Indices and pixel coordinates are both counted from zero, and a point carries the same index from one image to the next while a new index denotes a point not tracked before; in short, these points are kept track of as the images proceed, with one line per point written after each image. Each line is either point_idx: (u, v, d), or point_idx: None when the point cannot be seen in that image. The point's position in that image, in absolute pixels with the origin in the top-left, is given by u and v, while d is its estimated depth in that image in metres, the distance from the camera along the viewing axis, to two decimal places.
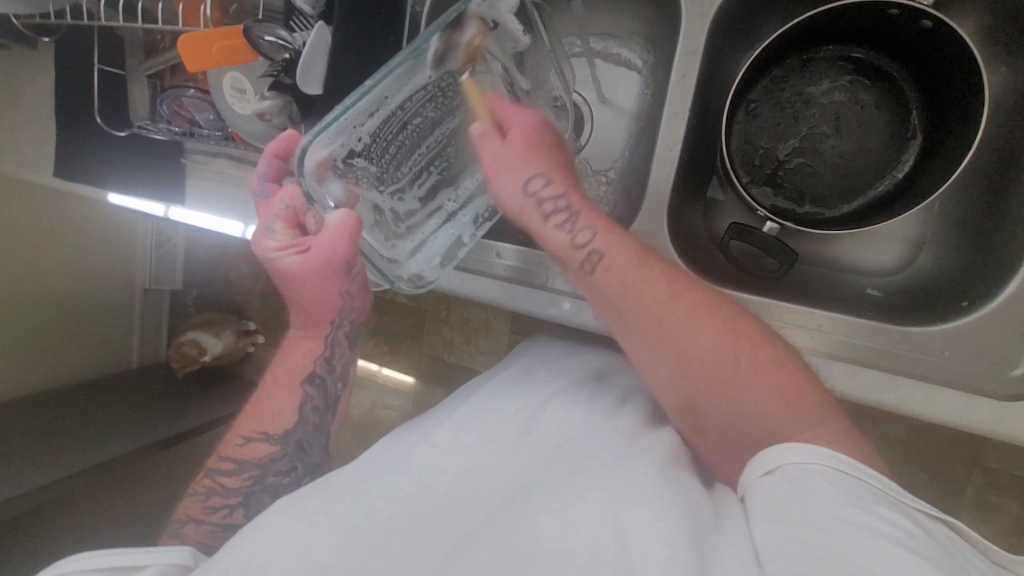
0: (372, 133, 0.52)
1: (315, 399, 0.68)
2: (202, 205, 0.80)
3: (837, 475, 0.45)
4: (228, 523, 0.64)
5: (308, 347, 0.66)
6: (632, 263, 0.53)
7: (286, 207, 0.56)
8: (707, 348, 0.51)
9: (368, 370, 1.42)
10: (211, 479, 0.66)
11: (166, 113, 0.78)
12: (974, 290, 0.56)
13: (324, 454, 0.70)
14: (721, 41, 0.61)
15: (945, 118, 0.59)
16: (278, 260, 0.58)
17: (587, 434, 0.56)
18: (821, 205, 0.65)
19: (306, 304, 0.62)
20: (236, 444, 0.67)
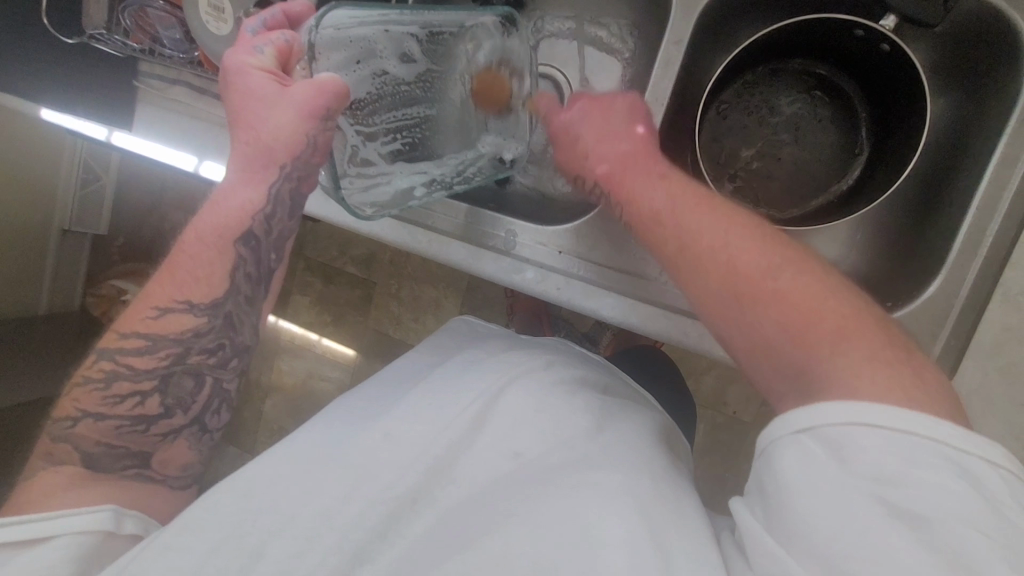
0: (371, 61, 0.53)
1: (249, 265, 0.59)
2: (150, 133, 0.76)
3: (887, 435, 0.35)
4: (139, 416, 0.57)
5: (249, 197, 0.57)
6: (685, 208, 0.49)
7: (285, 41, 0.54)
8: (740, 255, 0.44)
9: (308, 339, 1.37)
10: (111, 362, 0.57)
11: (126, 23, 0.70)
12: (897, 294, 0.60)
13: (254, 337, 0.63)
14: (702, 39, 0.64)
15: (891, 137, 0.65)
16: (247, 76, 0.53)
17: (545, 421, 0.53)
18: (773, 205, 0.70)
19: (260, 140, 0.55)
20: (147, 316, 0.57)
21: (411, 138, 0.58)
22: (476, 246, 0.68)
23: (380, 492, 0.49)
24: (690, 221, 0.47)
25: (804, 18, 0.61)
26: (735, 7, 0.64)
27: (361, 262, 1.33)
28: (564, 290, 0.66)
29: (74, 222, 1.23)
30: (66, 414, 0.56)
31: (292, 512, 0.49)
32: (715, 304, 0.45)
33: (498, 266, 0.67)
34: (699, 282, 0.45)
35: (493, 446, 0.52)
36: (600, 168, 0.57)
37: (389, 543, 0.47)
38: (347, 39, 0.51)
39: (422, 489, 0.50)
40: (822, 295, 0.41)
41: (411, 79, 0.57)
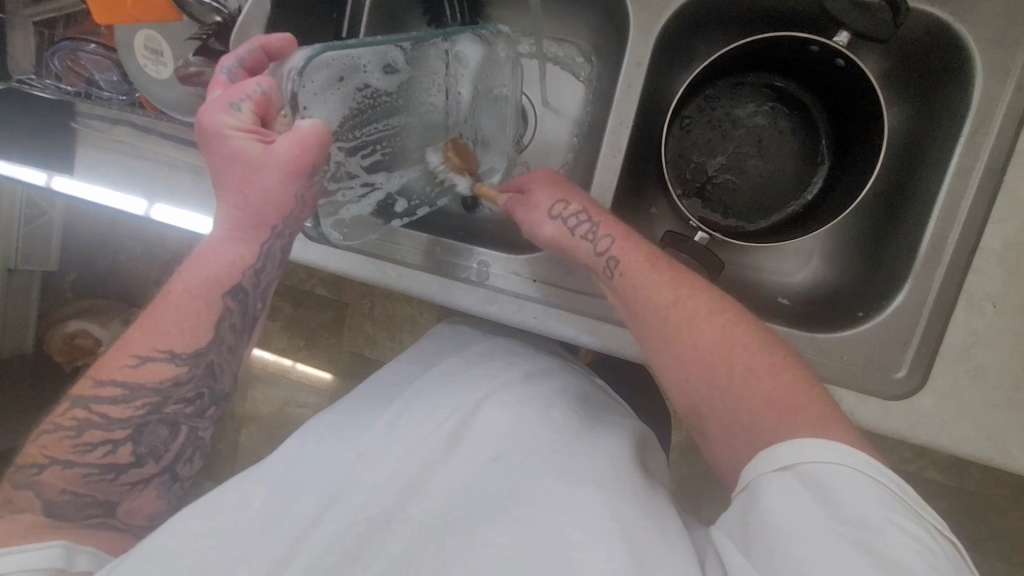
0: (353, 78, 0.50)
1: (236, 316, 0.56)
2: (96, 179, 0.71)
3: (866, 482, 0.40)
4: (108, 464, 0.53)
5: (237, 255, 0.54)
6: (663, 272, 0.54)
7: (261, 91, 0.49)
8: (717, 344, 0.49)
9: (281, 365, 1.33)
10: (86, 410, 0.53)
11: (56, 67, 0.68)
12: (866, 303, 0.61)
13: (234, 384, 0.59)
14: (663, 60, 0.64)
15: (851, 147, 0.66)
16: (232, 140, 0.49)
17: (527, 437, 0.51)
18: (741, 218, 0.71)
19: (250, 204, 0.52)
20: (125, 364, 0.53)
21: (389, 150, 0.56)
22: (447, 278, 0.66)
23: (348, 519, 0.45)
24: (684, 307, 0.51)
25: (759, 36, 0.61)
26: (693, 25, 0.64)
27: (330, 284, 1.29)
28: (541, 318, 0.64)
29: (23, 259, 1.12)
30: (32, 460, 0.53)
31: (257, 540, 0.45)
32: (702, 370, 0.49)
33: (472, 295, 0.65)
34: (695, 359, 0.49)
35: (469, 458, 0.49)
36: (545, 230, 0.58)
37: (361, 566, 0.43)
38: (326, 59, 0.47)
39: (394, 507, 0.46)
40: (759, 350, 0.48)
41: (393, 90, 0.54)
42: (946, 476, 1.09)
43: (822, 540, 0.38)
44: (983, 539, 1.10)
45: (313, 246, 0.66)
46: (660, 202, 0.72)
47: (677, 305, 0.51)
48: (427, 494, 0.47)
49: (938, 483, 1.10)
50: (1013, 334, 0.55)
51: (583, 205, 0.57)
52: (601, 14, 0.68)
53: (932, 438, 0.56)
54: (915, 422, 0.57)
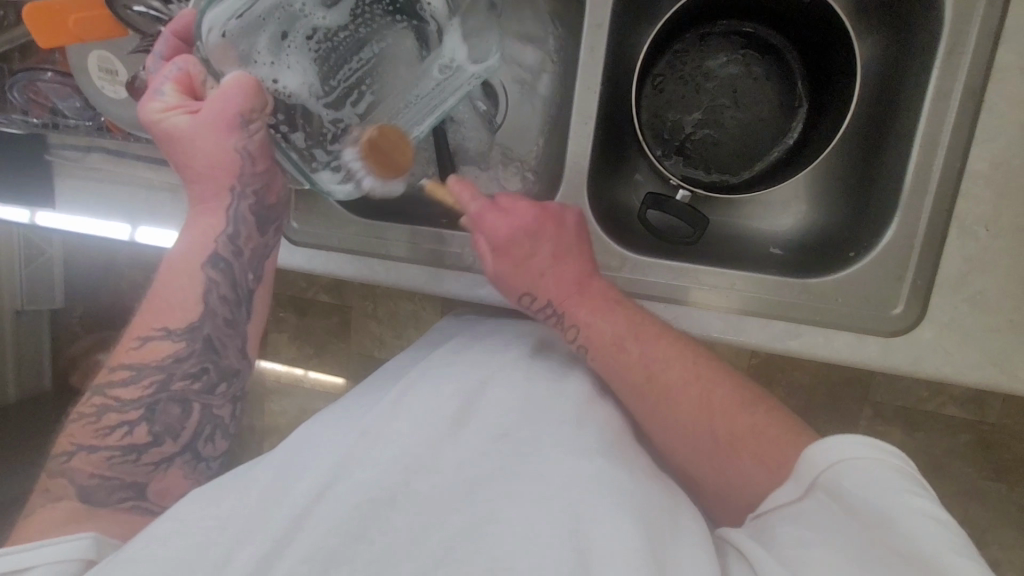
0: (296, 27, 0.50)
1: (221, 287, 0.56)
2: (77, 208, 0.71)
3: (879, 470, 0.42)
4: (130, 445, 0.54)
5: (208, 224, 0.56)
6: (646, 339, 0.55)
7: (178, 67, 0.51)
8: (693, 386, 0.53)
9: (294, 376, 1.34)
10: (102, 397, 0.55)
11: (19, 101, 0.67)
12: (857, 242, 0.60)
13: (243, 359, 0.59)
14: (624, 19, 0.62)
15: (827, 85, 0.64)
16: (162, 121, 0.51)
17: (537, 415, 0.51)
18: (724, 171, 0.69)
19: (202, 170, 0.54)
20: (130, 347, 0.55)
21: (377, 84, 0.55)
22: (434, 267, 0.65)
23: (357, 496, 0.43)
24: (664, 357, 0.54)
25: None
26: None
27: (332, 289, 1.29)
28: None
29: (27, 299, 1.13)
30: (62, 448, 0.54)
31: (260, 527, 0.43)
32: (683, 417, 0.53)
33: (460, 281, 0.65)
34: (679, 401, 0.53)
35: (477, 431, 0.50)
36: (551, 291, 0.58)
37: (367, 542, 0.41)
38: (259, 19, 0.48)
39: (399, 484, 0.44)
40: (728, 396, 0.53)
41: (347, 22, 0.52)
42: (969, 410, 1.08)
43: (848, 554, 0.40)
44: (1012, 469, 1.09)
45: (298, 249, 0.67)
46: (641, 165, 0.71)
47: (636, 339, 0.55)
48: (436, 472, 0.46)
49: (961, 419, 1.08)
50: (1009, 255, 0.54)
51: (549, 297, 0.59)
52: None
53: (935, 370, 0.56)
54: (917, 355, 0.56)
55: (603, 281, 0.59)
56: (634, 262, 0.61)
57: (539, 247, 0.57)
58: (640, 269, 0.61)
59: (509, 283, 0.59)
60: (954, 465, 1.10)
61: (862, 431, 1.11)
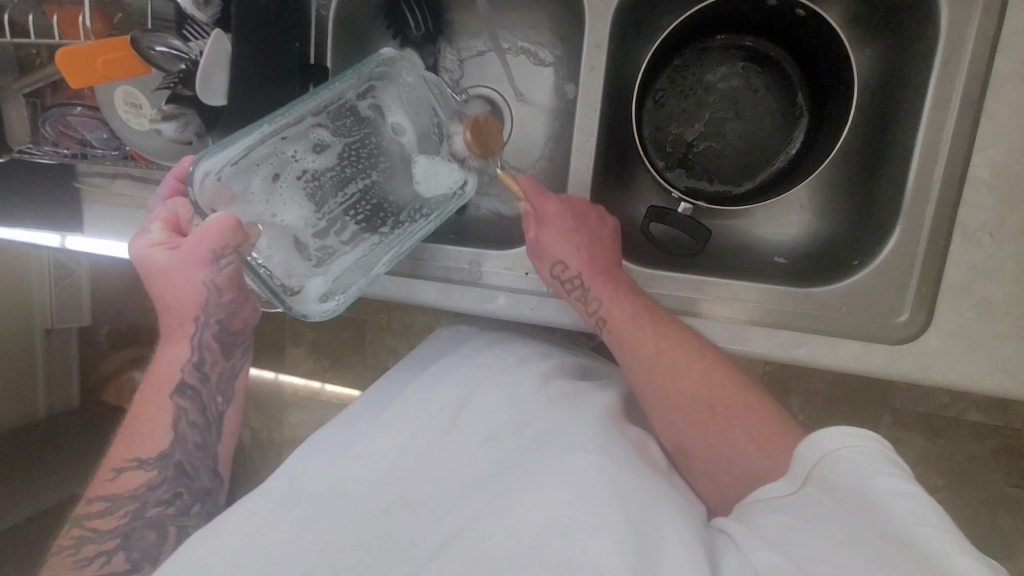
0: (288, 169, 0.55)
1: (192, 414, 0.59)
2: (100, 231, 0.73)
3: (858, 454, 0.43)
4: (108, 573, 0.54)
5: (173, 355, 0.58)
6: (658, 323, 0.57)
7: (170, 211, 0.56)
8: (698, 387, 0.54)
9: (311, 389, 1.37)
10: (81, 526, 0.56)
11: (49, 133, 0.71)
12: (861, 249, 0.61)
13: (215, 478, 0.61)
14: (624, 37, 0.64)
15: (827, 95, 0.65)
16: (144, 255, 0.55)
17: (522, 415, 0.54)
18: (727, 182, 0.70)
19: (171, 300, 0.56)
20: (108, 478, 0.57)
21: (360, 212, 0.60)
22: (441, 282, 0.66)
23: (355, 507, 0.47)
24: (639, 331, 0.57)
25: None
26: None
27: None
28: (538, 309, 0.64)
29: (57, 318, 1.17)
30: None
31: (272, 534, 0.46)
32: (688, 417, 0.54)
33: (466, 295, 0.66)
34: (647, 360, 0.56)
35: (466, 439, 0.53)
36: (569, 266, 0.61)
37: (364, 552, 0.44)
38: (252, 165, 0.53)
39: (398, 497, 0.48)
40: (726, 387, 0.54)
41: (335, 164, 0.58)
42: (992, 416, 1.06)
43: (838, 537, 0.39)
44: None
45: None
46: (644, 177, 0.72)
47: (636, 325, 0.57)
48: (432, 480, 0.49)
49: (985, 425, 1.06)
50: (1014, 260, 0.53)
51: (578, 268, 0.61)
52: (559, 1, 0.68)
53: (943, 377, 0.56)
54: (925, 363, 0.56)
55: (620, 278, 0.61)
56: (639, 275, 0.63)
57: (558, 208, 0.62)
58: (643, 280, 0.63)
59: (541, 254, 0.62)
60: (979, 472, 1.08)
61: (883, 438, 1.09)
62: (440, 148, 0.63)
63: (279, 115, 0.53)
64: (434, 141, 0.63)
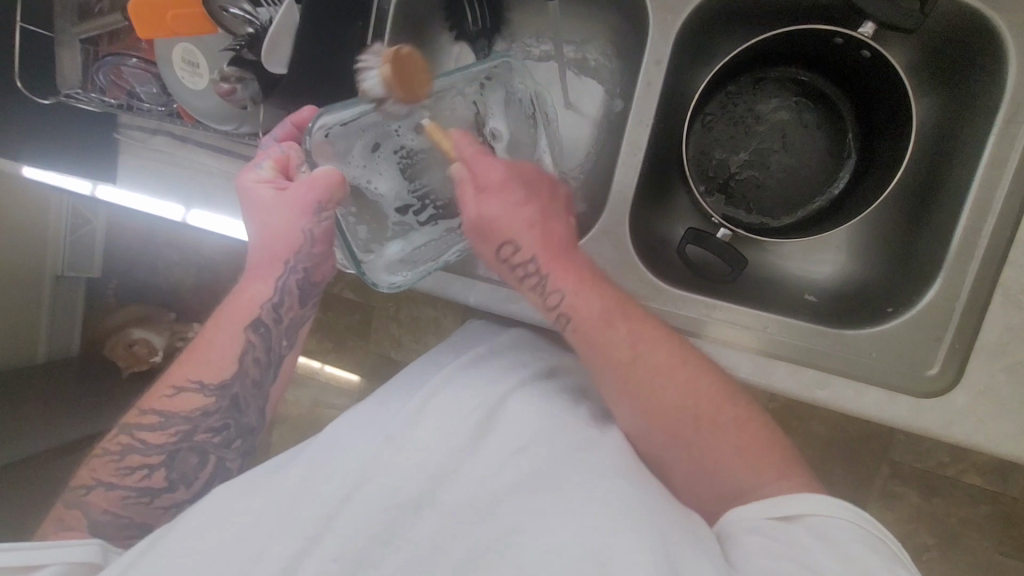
0: (387, 142, 0.55)
1: (258, 350, 0.59)
2: (136, 185, 0.74)
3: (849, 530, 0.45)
4: (145, 487, 0.55)
5: (256, 290, 0.58)
6: (631, 319, 0.53)
7: (283, 152, 0.56)
8: (680, 399, 0.51)
9: (311, 368, 1.36)
10: (128, 436, 0.56)
11: (101, 82, 0.71)
12: (897, 298, 0.61)
13: (261, 418, 0.60)
14: (683, 57, 0.64)
15: (880, 140, 0.64)
16: (252, 190, 0.56)
17: (555, 424, 0.52)
18: (766, 214, 0.70)
19: (268, 238, 0.56)
20: (163, 394, 0.57)
21: (442, 200, 0.59)
22: (466, 277, 0.65)
23: (382, 501, 0.46)
24: (643, 365, 0.52)
25: (786, 29, 0.61)
26: (713, 22, 0.64)
27: (357, 287, 1.31)
28: None
29: (69, 267, 1.17)
30: (82, 482, 0.55)
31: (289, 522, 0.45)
32: (666, 424, 0.52)
33: (493, 294, 0.65)
34: (658, 400, 0.52)
35: (496, 445, 0.50)
36: (530, 233, 0.55)
37: (393, 549, 0.44)
38: (359, 130, 0.53)
39: (425, 492, 0.47)
40: (714, 397, 0.52)
41: (431, 147, 0.58)
42: (990, 482, 1.05)
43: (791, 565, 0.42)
44: None
45: None
46: (683, 199, 0.71)
47: (636, 359, 0.52)
48: (456, 481, 0.48)
49: (983, 489, 1.05)
50: None
51: (534, 249, 0.55)
52: (621, 14, 0.68)
53: (966, 437, 0.55)
54: (950, 419, 0.55)
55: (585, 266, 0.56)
56: (670, 295, 0.62)
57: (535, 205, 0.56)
58: (672, 300, 0.62)
59: (490, 228, 0.55)
60: (970, 535, 1.07)
61: (879, 490, 1.08)
62: (525, 152, 0.64)
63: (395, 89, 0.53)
64: (522, 145, 0.64)
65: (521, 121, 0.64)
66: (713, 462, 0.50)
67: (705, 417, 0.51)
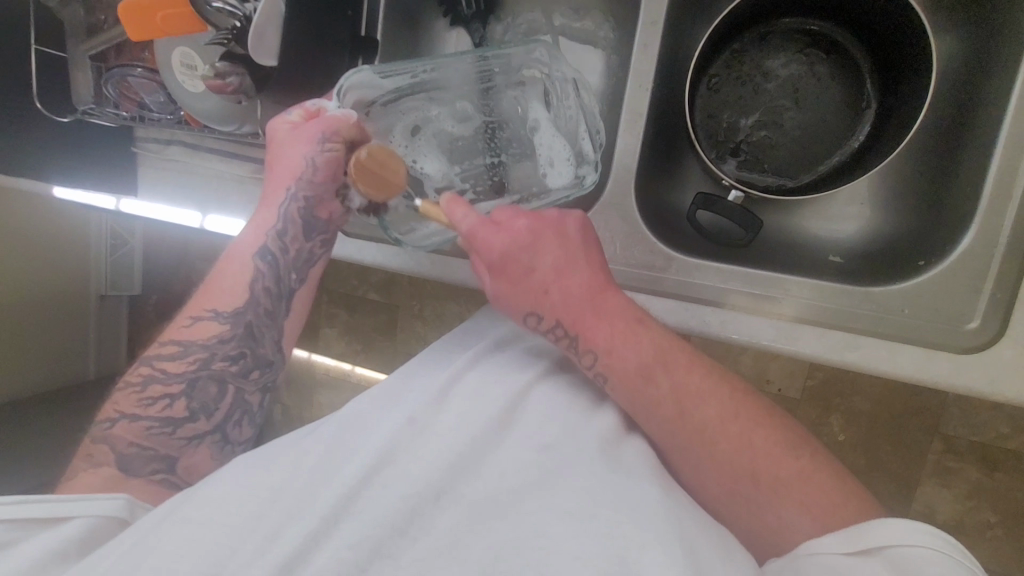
0: (427, 126, 0.63)
1: (266, 279, 0.61)
2: (156, 196, 0.77)
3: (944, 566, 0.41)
4: (168, 417, 0.56)
5: (263, 219, 0.61)
6: (674, 371, 0.52)
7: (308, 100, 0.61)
8: (740, 446, 0.50)
9: (342, 370, 1.39)
10: (148, 367, 0.58)
11: (112, 95, 0.73)
12: (928, 250, 0.57)
13: (277, 351, 0.61)
14: (681, 16, 0.61)
15: (900, 84, 0.60)
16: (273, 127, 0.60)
17: (579, 422, 0.51)
18: (782, 175, 0.66)
19: (275, 165, 0.60)
20: (183, 325, 0.59)
21: (480, 186, 0.65)
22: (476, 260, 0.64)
23: (403, 488, 0.43)
24: (695, 403, 0.51)
25: None
26: None
27: (380, 287, 1.33)
28: None
29: (109, 284, 1.22)
30: (105, 416, 0.56)
31: (307, 505, 0.42)
32: (731, 475, 0.50)
33: None
34: (717, 445, 0.50)
35: (521, 436, 0.49)
36: (551, 297, 0.55)
37: (410, 539, 0.41)
38: (400, 113, 0.62)
39: (445, 484, 0.44)
40: (773, 448, 0.50)
41: (467, 135, 0.65)
42: None
43: None
44: None
45: (349, 240, 0.66)
46: (692, 165, 0.69)
47: (684, 411, 0.51)
48: (481, 476, 0.45)
49: None
50: None
51: (556, 317, 0.55)
52: None
53: (1015, 394, 0.51)
54: (996, 375, 0.51)
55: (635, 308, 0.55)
56: (682, 264, 0.60)
57: (549, 255, 0.55)
58: (685, 270, 0.60)
59: (518, 296, 0.56)
60: None
61: (931, 466, 1.02)
62: (559, 133, 0.63)
63: (430, 73, 0.60)
64: (557, 122, 0.64)
65: (556, 101, 0.64)
66: (798, 503, 0.48)
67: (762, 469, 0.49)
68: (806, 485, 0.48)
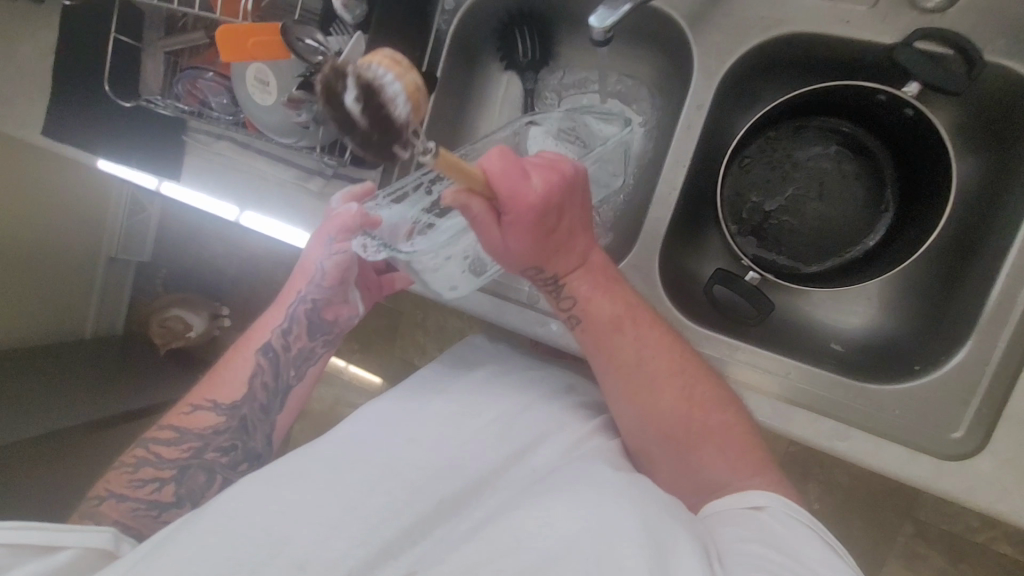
0: None
1: (265, 374, 0.63)
2: (196, 185, 0.78)
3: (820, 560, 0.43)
4: (154, 501, 0.57)
5: (273, 318, 0.65)
6: (641, 325, 0.54)
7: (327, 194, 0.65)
8: (676, 401, 0.52)
9: (335, 366, 1.41)
10: (144, 450, 0.60)
11: (178, 91, 0.76)
12: (926, 357, 0.60)
13: (269, 445, 0.64)
14: (726, 100, 0.65)
15: (921, 197, 0.65)
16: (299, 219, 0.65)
17: (569, 439, 0.55)
18: (798, 260, 0.70)
19: (293, 273, 0.66)
20: (182, 412, 0.62)
21: None
22: (500, 299, 0.67)
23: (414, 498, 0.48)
24: (648, 370, 0.53)
25: (829, 83, 0.62)
26: (759, 70, 0.65)
27: None
28: None
29: (120, 249, 1.24)
30: (97, 494, 0.57)
31: (321, 511, 0.46)
32: (661, 425, 0.53)
33: (522, 316, 0.66)
34: (655, 408, 0.53)
35: (515, 447, 0.54)
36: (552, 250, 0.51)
37: (412, 542, 0.46)
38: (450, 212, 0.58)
39: (448, 493, 0.49)
40: (706, 398, 0.53)
41: None
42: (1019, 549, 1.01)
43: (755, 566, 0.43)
44: None
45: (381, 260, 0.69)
46: (714, 237, 0.72)
47: (641, 365, 0.53)
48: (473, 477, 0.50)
49: (1013, 559, 1.01)
50: None
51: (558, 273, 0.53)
52: (666, 56, 0.70)
53: (990, 503, 0.54)
54: (974, 484, 0.54)
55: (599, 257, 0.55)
56: (693, 332, 0.63)
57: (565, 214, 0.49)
58: (697, 338, 0.63)
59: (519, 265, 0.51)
60: None
61: (900, 548, 1.05)
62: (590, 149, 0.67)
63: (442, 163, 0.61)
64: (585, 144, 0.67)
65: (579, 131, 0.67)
66: (719, 455, 0.51)
67: (699, 420, 0.52)
68: (718, 437, 0.52)
